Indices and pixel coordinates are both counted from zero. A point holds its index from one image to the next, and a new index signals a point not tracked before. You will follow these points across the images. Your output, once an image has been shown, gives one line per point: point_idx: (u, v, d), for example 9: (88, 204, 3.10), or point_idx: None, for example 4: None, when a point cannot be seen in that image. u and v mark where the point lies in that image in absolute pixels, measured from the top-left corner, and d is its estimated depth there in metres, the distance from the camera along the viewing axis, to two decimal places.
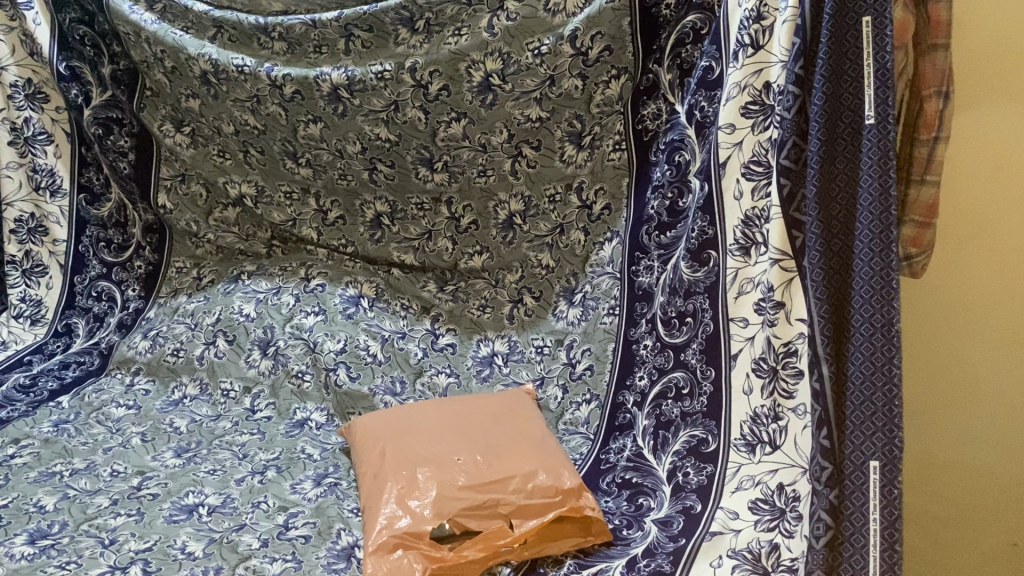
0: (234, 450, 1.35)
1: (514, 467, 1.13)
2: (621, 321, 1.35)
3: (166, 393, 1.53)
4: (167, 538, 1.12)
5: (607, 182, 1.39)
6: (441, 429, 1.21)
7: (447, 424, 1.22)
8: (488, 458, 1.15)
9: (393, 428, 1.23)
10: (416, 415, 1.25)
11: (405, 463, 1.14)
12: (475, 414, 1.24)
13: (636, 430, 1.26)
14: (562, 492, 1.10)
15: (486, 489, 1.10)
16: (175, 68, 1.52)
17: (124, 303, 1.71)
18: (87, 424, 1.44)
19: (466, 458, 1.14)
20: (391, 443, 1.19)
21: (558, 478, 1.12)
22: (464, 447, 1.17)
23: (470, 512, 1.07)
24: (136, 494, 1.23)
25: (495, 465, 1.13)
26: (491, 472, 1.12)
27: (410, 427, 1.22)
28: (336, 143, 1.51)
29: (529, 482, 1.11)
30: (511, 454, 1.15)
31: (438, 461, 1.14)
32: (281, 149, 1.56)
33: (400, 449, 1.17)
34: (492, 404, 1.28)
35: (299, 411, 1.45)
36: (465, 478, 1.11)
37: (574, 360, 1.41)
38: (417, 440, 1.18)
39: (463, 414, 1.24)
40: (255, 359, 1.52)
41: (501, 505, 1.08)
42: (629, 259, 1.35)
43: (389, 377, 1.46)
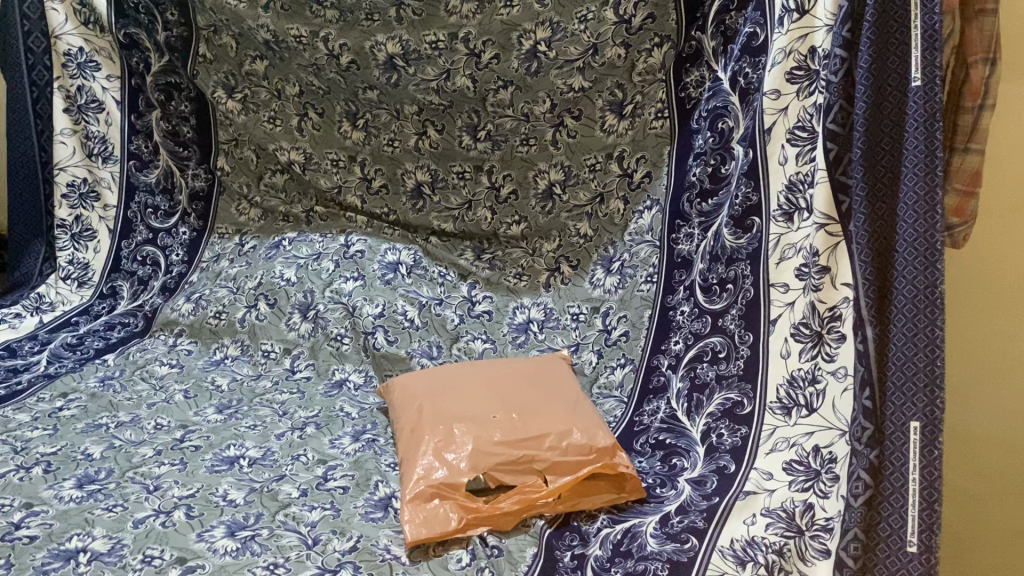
0: (274, 407, 1.38)
1: (550, 425, 1.14)
2: (659, 288, 1.35)
3: (208, 353, 1.57)
4: (209, 487, 1.14)
5: (649, 151, 1.39)
6: (477, 389, 1.22)
7: (483, 386, 1.23)
8: (523, 416, 1.16)
9: (430, 386, 1.25)
10: (452, 375, 1.27)
11: (442, 419, 1.15)
12: (512, 378, 1.26)
13: (671, 395, 1.25)
14: (597, 449, 1.10)
15: (521, 445, 1.11)
16: (240, 34, 1.57)
17: (168, 266, 1.76)
18: (132, 381, 1.48)
19: (502, 416, 1.15)
20: (429, 401, 1.20)
21: (592, 437, 1.12)
22: (500, 406, 1.18)
23: (506, 466, 1.08)
24: (180, 445, 1.26)
25: (532, 423, 1.14)
26: (526, 431, 1.13)
27: (446, 387, 1.23)
28: (393, 105, 1.55)
29: (564, 439, 1.11)
30: (547, 414, 1.16)
31: (475, 419, 1.15)
32: (343, 111, 1.59)
33: (438, 406, 1.18)
34: (528, 369, 1.29)
35: (337, 372, 1.46)
36: (501, 435, 1.12)
37: (610, 328, 1.41)
38: (454, 398, 1.20)
39: (500, 376, 1.26)
40: (295, 322, 1.54)
41: (535, 461, 1.09)
42: (668, 227, 1.35)
43: (425, 343, 1.46)
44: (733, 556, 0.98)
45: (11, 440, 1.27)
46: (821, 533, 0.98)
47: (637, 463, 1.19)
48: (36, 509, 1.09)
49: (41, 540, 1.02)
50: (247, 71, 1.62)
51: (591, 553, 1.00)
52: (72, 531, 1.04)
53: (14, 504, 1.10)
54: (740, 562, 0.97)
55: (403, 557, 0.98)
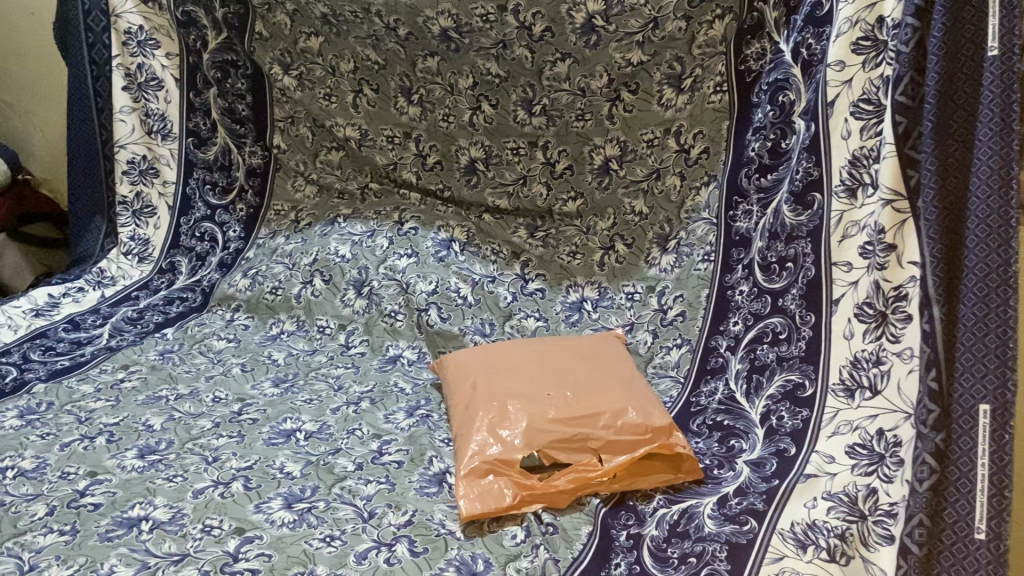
0: (330, 381, 1.39)
1: (605, 404, 1.12)
2: (717, 266, 1.32)
3: (264, 328, 1.58)
4: (266, 459, 1.16)
5: (706, 126, 1.36)
6: (530, 368, 1.21)
7: (537, 365, 1.22)
8: (577, 394, 1.15)
9: (483, 362, 1.25)
10: (505, 351, 1.27)
11: (496, 397, 1.15)
12: (566, 357, 1.24)
13: (728, 375, 1.22)
14: (653, 429, 1.09)
15: (576, 424, 1.10)
16: (297, 10, 1.57)
17: (225, 243, 1.79)
18: (190, 355, 1.50)
19: (555, 394, 1.14)
20: (482, 378, 1.20)
21: (648, 416, 1.11)
22: (553, 385, 1.17)
23: (560, 444, 1.08)
24: (238, 417, 1.28)
25: (586, 402, 1.13)
26: (579, 409, 1.12)
27: (499, 365, 1.23)
28: (449, 77, 1.53)
29: (619, 419, 1.10)
30: (601, 393, 1.15)
31: (528, 397, 1.14)
32: (398, 86, 1.58)
33: (491, 382, 1.18)
34: (582, 349, 1.28)
35: (391, 348, 1.46)
36: (554, 413, 1.11)
37: (665, 307, 1.37)
38: (507, 375, 1.19)
39: (553, 354, 1.25)
40: (350, 298, 1.54)
41: (590, 440, 1.08)
42: (726, 204, 1.32)
43: (479, 319, 1.45)
44: (794, 539, 0.96)
45: (75, 411, 1.31)
46: (886, 518, 0.95)
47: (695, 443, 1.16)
48: (100, 478, 1.12)
49: (105, 508, 1.05)
50: (301, 49, 1.62)
51: (648, 533, 0.99)
52: (134, 500, 1.06)
53: (78, 473, 1.13)
54: (801, 545, 0.95)
55: (458, 533, 0.98)
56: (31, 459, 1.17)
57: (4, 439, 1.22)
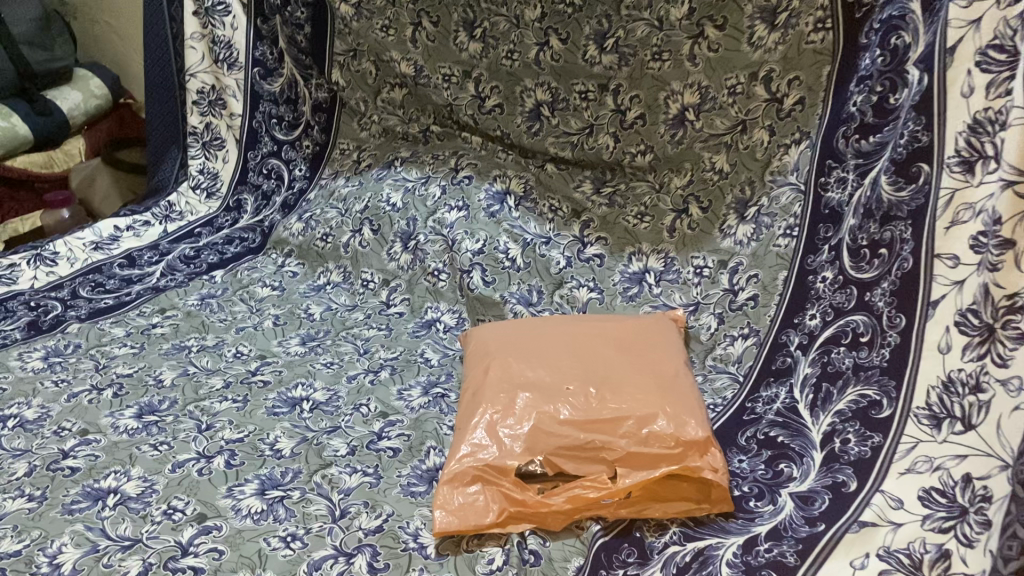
0: (357, 344, 1.27)
1: (632, 407, 0.95)
2: (801, 243, 1.09)
3: (312, 277, 1.50)
4: (260, 431, 1.06)
5: (803, 71, 1.10)
6: (558, 353, 1.05)
7: (566, 350, 1.06)
8: (602, 391, 0.98)
9: (508, 343, 1.09)
10: (537, 331, 1.11)
11: (508, 386, 1.00)
12: (603, 342, 1.07)
13: (795, 382, 1.01)
14: (682, 444, 0.91)
15: (591, 429, 0.93)
16: None
17: (291, 181, 1.70)
18: (230, 301, 1.43)
19: (576, 390, 0.98)
20: (499, 360, 1.05)
21: (680, 427, 0.92)
22: (577, 377, 1.00)
23: (567, 451, 0.92)
24: (249, 379, 1.18)
25: (609, 402, 0.96)
26: (599, 411, 0.95)
27: (524, 347, 1.07)
28: (514, 7, 1.31)
29: (643, 427, 0.93)
30: (630, 391, 0.98)
31: (544, 391, 0.99)
32: (460, 18, 1.37)
33: (508, 368, 1.03)
34: (626, 332, 1.10)
35: (430, 311, 1.35)
36: (569, 412, 0.95)
37: (738, 289, 1.16)
38: (528, 361, 1.04)
39: (590, 337, 1.08)
40: (396, 252, 1.42)
41: (604, 451, 0.92)
42: (817, 169, 1.09)
43: (526, 286, 1.31)
44: None
45: (97, 357, 1.26)
46: None
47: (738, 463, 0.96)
48: (90, 438, 1.06)
49: (81, 475, 0.99)
50: None
51: None
52: (111, 468, 1.00)
53: (72, 430, 1.08)
54: None
55: (429, 549, 0.87)
56: (36, 409, 1.13)
57: (19, 383, 1.19)
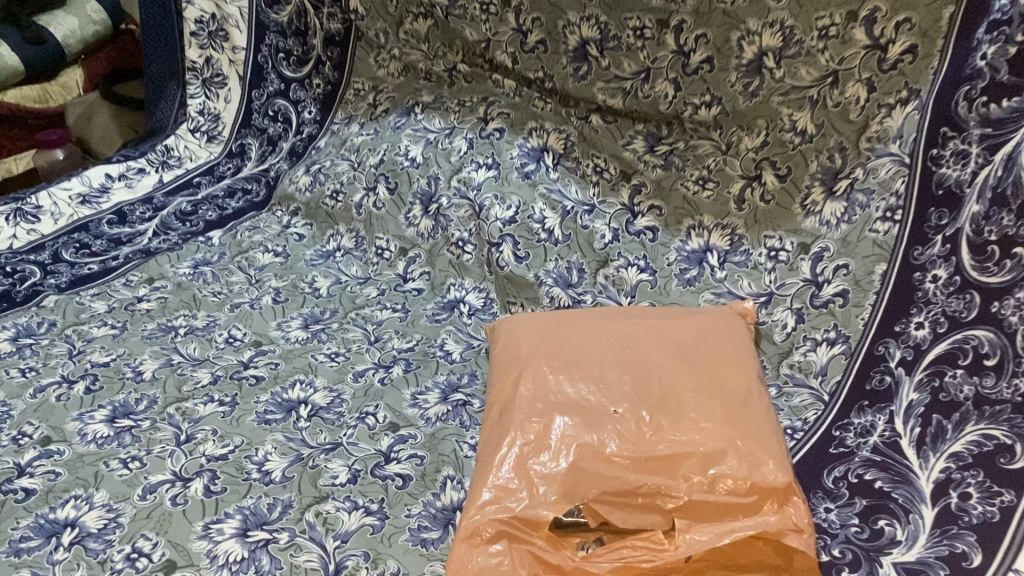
0: (367, 329, 1.09)
1: (695, 447, 0.77)
2: (905, 229, 0.89)
3: (320, 242, 1.31)
4: (248, 446, 0.90)
5: (917, 11, 0.87)
6: (598, 356, 0.87)
7: (608, 351, 0.87)
8: (654, 414, 0.80)
9: (543, 344, 0.90)
10: (580, 328, 0.92)
11: (539, 404, 0.83)
12: (654, 339, 0.89)
13: (895, 411, 0.81)
14: (757, 491, 0.75)
15: (643, 469, 0.77)
16: None
17: (299, 125, 1.50)
18: (228, 270, 1.26)
19: (623, 412, 0.81)
20: (528, 366, 0.87)
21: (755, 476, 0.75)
22: (624, 392, 0.83)
23: (615, 498, 0.76)
24: (239, 374, 1.02)
25: (664, 431, 0.79)
26: (652, 444, 0.78)
27: (557, 347, 0.89)
28: None
29: (708, 468, 0.76)
30: (691, 413, 0.80)
31: (584, 413, 0.81)
32: None
33: (542, 382, 0.85)
34: (680, 324, 0.91)
35: (453, 290, 1.17)
36: (616, 445, 0.78)
37: (822, 281, 0.96)
38: (567, 372, 0.85)
39: (644, 338, 0.89)
40: (415, 215, 1.23)
41: (660, 499, 0.76)
42: (927, 137, 0.88)
43: (564, 262, 1.11)
44: None
45: (73, 339, 1.10)
46: None
47: (826, 513, 0.78)
48: (51, 449, 0.90)
49: (36, 500, 0.84)
50: None
51: None
52: (72, 492, 0.84)
53: (32, 438, 0.92)
54: None
55: None
56: None
57: None
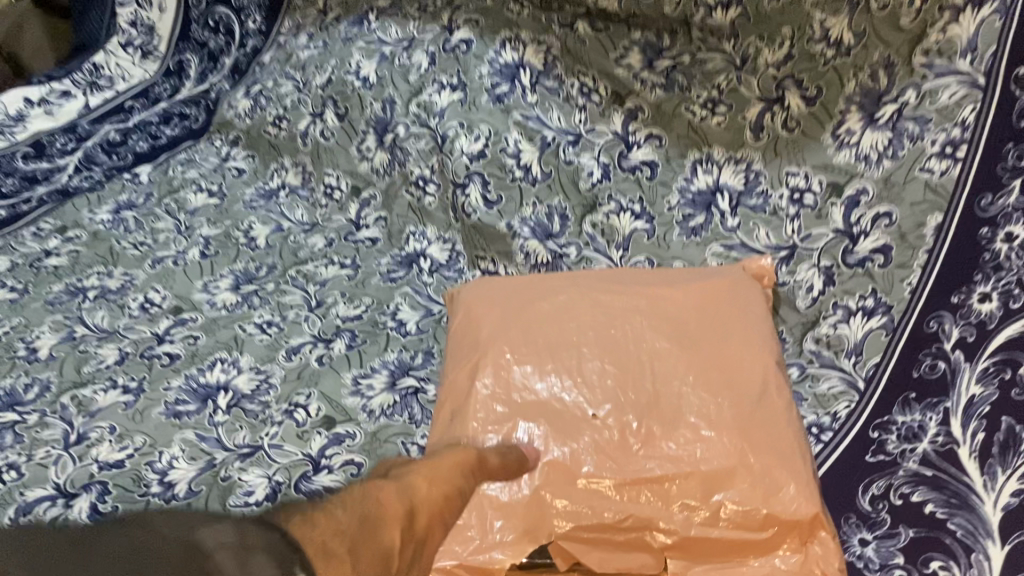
0: (308, 292, 0.92)
1: (690, 468, 0.61)
2: (969, 171, 0.69)
3: (262, 178, 1.14)
4: (150, 450, 0.74)
5: None
6: (576, 337, 0.70)
7: (589, 331, 0.70)
8: (644, 420, 0.64)
9: (506, 322, 0.73)
10: (553, 298, 0.74)
11: (500, 408, 0.67)
12: (647, 313, 0.71)
13: (950, 409, 0.63)
14: (774, 524, 0.58)
15: (626, 495, 0.61)
16: None
17: (244, 39, 1.24)
18: (154, 215, 1.08)
19: (604, 419, 0.65)
20: (488, 350, 0.70)
21: (767, 505, 0.58)
22: (606, 390, 0.66)
23: (590, 533, 0.61)
24: (151, 352, 0.85)
25: (654, 443, 0.63)
26: (639, 462, 0.62)
27: (525, 324, 0.72)
28: None
29: (711, 493, 0.60)
30: (690, 418, 0.63)
31: (556, 421, 0.65)
32: None
33: (502, 379, 0.68)
34: (681, 290, 0.73)
35: (412, 240, 1.00)
36: (592, 464, 0.62)
37: (858, 234, 0.77)
38: (533, 365, 0.69)
39: (631, 312, 0.71)
40: (368, 147, 1.04)
41: (647, 534, 0.60)
42: (1011, 51, 0.66)
43: (544, 207, 0.92)
44: None
45: None
46: None
47: (861, 549, 0.62)
48: None
49: None
50: None
51: None
52: None
53: None
54: None
55: None
56: None
57: None
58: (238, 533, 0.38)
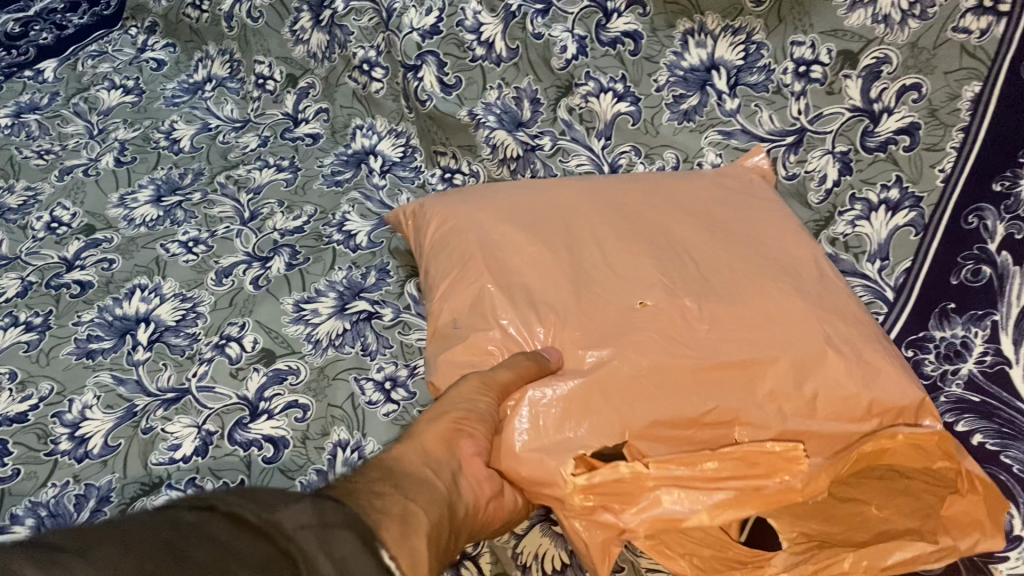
0: (242, 200, 0.80)
1: (772, 350, 0.50)
2: (1016, 30, 0.58)
3: (186, 71, 0.99)
4: (58, 399, 0.63)
5: None
6: (594, 230, 0.59)
7: (607, 221, 0.59)
8: (699, 300, 0.53)
9: (501, 221, 0.61)
10: (548, 197, 0.63)
11: (524, 303, 0.55)
12: (666, 207, 0.61)
13: (1000, 323, 0.55)
14: (877, 413, 0.49)
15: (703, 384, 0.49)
16: None
17: None
18: (61, 117, 0.93)
19: (654, 304, 0.53)
20: (493, 253, 0.59)
21: (869, 387, 0.49)
22: (646, 274, 0.55)
23: (670, 430, 0.48)
24: (58, 280, 0.73)
25: (721, 325, 0.51)
26: (706, 343, 0.50)
27: (527, 222, 0.61)
28: None
29: (801, 380, 0.49)
30: (758, 300, 0.53)
31: (593, 307, 0.53)
32: None
33: (525, 275, 0.57)
34: (691, 185, 0.64)
35: (358, 135, 0.87)
36: (656, 347, 0.50)
37: (880, 111, 0.65)
38: (560, 257, 0.57)
39: (645, 206, 0.61)
40: (303, 27, 0.90)
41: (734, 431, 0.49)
42: None
43: (511, 92, 0.79)
44: None
45: None
46: None
47: None
48: None
49: None
50: None
51: None
52: None
53: None
54: None
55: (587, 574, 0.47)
56: None
57: None
58: (313, 508, 0.33)
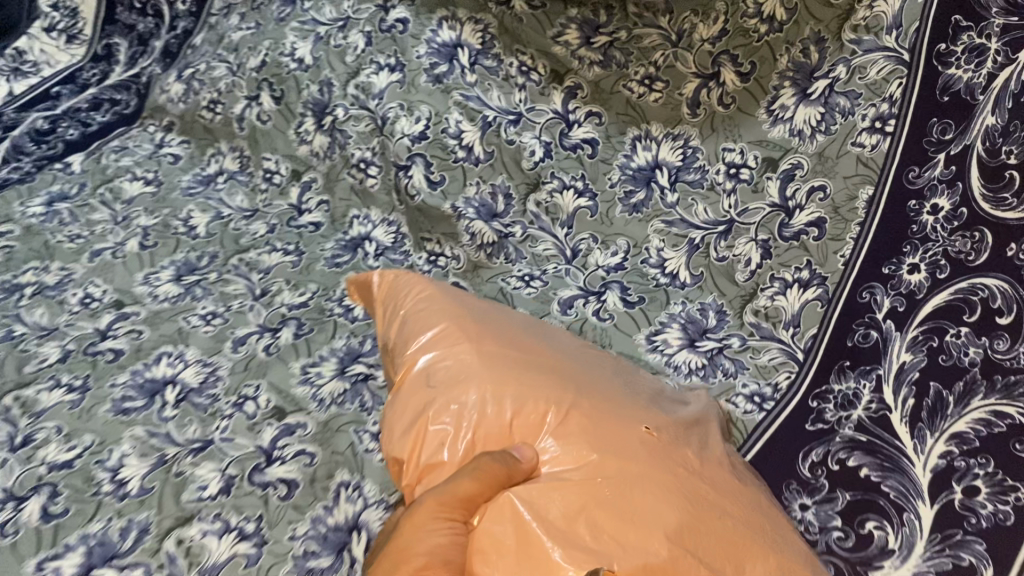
0: (254, 280, 0.92)
1: (749, 540, 0.51)
2: (898, 146, 0.72)
3: (199, 165, 1.12)
4: (99, 449, 0.73)
5: None
6: (601, 375, 0.62)
7: (607, 374, 0.63)
8: (697, 469, 0.56)
9: (512, 335, 0.65)
10: (553, 333, 0.68)
11: (522, 409, 0.57)
12: (640, 384, 0.65)
13: (883, 376, 0.67)
14: None
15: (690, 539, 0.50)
16: None
17: (172, 21, 1.24)
18: (88, 206, 1.05)
19: (657, 434, 0.57)
20: (503, 353, 0.62)
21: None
22: (648, 421, 0.58)
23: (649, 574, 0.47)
24: (93, 348, 0.84)
25: (714, 490, 0.54)
26: (698, 504, 0.52)
27: (526, 338, 0.64)
28: None
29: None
30: (741, 494, 0.56)
31: (598, 428, 0.55)
32: None
33: (533, 385, 0.59)
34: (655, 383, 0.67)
35: (356, 223, 0.98)
36: (654, 484, 0.52)
37: (794, 207, 0.79)
38: (566, 382, 0.60)
39: (642, 383, 0.65)
40: (307, 130, 1.04)
41: None
42: (935, 28, 0.70)
43: (488, 188, 0.92)
44: None
45: None
46: None
47: (801, 513, 0.64)
48: None
49: None
50: None
51: None
52: None
53: None
54: None
55: None
56: None
57: None
58: None
